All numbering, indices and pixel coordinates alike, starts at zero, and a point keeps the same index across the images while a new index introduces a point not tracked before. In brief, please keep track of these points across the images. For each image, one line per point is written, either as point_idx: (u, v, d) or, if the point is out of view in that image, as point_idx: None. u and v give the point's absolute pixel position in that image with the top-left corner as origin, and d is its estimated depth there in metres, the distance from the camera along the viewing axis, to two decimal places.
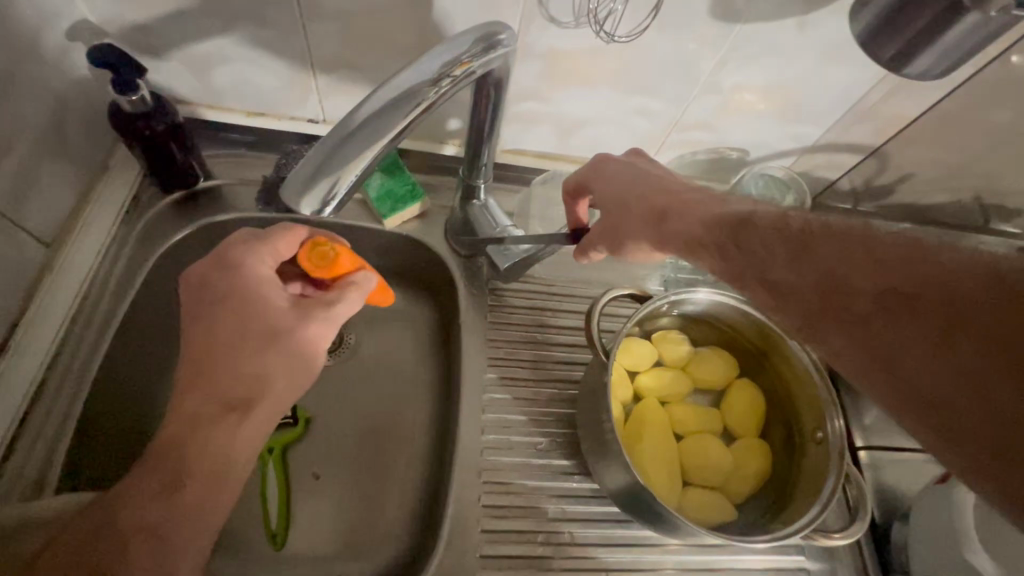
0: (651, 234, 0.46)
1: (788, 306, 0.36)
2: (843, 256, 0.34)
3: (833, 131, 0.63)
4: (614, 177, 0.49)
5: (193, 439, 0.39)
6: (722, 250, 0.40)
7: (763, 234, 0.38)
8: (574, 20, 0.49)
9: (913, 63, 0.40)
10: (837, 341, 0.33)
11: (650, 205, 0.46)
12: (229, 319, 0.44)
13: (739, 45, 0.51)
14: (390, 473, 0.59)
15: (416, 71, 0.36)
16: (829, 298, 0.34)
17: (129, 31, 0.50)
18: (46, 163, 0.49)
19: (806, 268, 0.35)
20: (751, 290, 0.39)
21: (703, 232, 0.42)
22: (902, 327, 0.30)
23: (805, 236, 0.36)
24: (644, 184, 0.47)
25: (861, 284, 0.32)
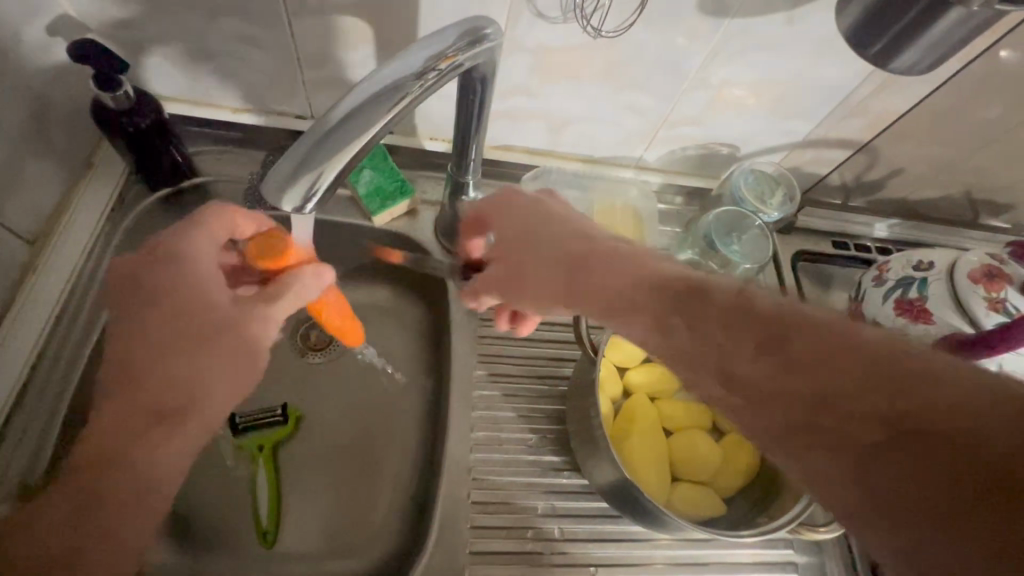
0: (556, 284, 0.39)
1: (758, 415, 0.28)
2: (851, 372, 0.25)
3: (823, 127, 0.62)
4: (519, 213, 0.43)
5: (115, 456, 0.38)
6: (667, 325, 0.32)
7: (713, 315, 0.31)
8: (561, 16, 0.48)
9: (897, 60, 0.40)
10: (823, 467, 0.26)
11: (566, 249, 0.39)
12: (160, 316, 0.43)
13: (728, 39, 0.51)
14: (380, 470, 0.59)
15: (400, 65, 0.35)
16: (812, 419, 0.26)
17: (114, 26, 0.49)
18: (28, 160, 0.48)
19: (793, 373, 0.27)
20: (707, 383, 0.31)
21: (631, 294, 0.34)
22: (933, 474, 0.22)
23: (784, 327, 0.28)
24: (558, 232, 0.41)
25: (863, 404, 0.25)
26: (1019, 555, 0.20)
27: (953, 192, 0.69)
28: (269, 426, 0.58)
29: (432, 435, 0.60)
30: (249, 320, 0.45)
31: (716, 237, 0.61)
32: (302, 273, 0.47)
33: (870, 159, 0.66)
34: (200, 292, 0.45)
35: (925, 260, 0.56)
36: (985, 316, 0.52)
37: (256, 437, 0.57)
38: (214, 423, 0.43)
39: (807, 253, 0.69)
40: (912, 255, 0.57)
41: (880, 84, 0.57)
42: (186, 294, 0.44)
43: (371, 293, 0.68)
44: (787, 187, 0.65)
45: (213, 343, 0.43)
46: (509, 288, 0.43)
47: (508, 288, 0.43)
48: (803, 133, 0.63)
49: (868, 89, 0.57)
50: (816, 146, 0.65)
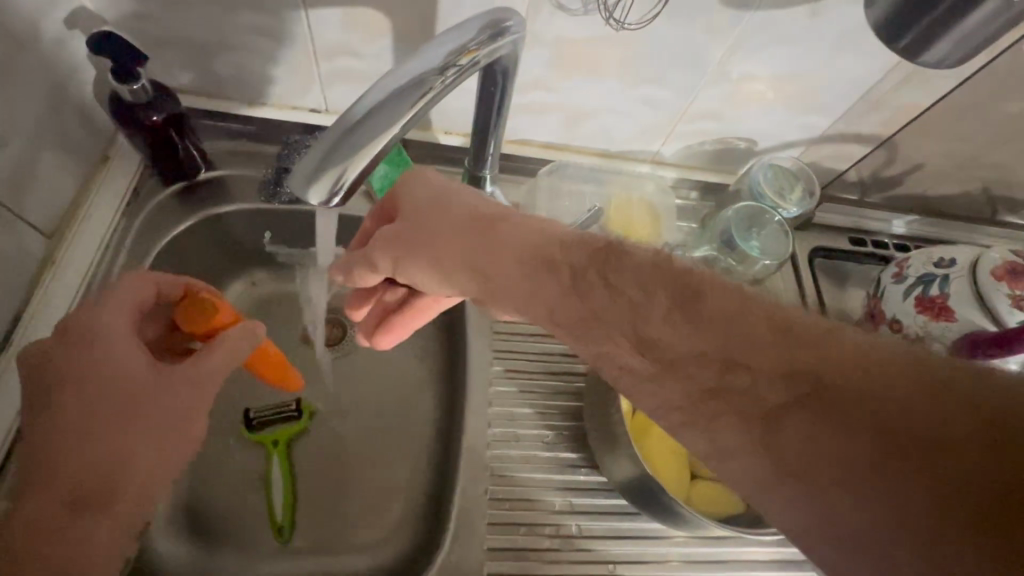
0: (473, 257, 0.41)
1: (674, 378, 0.32)
2: (754, 339, 0.30)
3: (844, 122, 0.61)
4: (423, 192, 0.44)
5: (33, 556, 0.35)
6: (586, 289, 0.37)
7: (630, 282, 0.36)
8: (582, 7, 0.48)
9: (930, 51, 0.40)
10: (741, 437, 0.30)
11: (478, 225, 0.42)
12: (73, 397, 0.39)
13: (749, 32, 0.50)
14: (394, 466, 0.59)
15: (423, 59, 0.35)
16: (727, 381, 0.30)
17: (131, 16, 0.49)
18: (44, 153, 0.48)
19: (698, 332, 0.32)
20: (619, 343, 0.35)
21: (551, 254, 0.39)
22: (833, 438, 0.27)
23: (697, 290, 0.34)
24: (462, 210, 0.43)
25: (769, 369, 0.29)
26: (893, 508, 0.25)
27: (971, 189, 0.68)
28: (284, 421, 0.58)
29: (446, 431, 0.59)
30: (177, 390, 0.42)
31: (735, 233, 0.60)
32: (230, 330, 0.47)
33: (889, 155, 0.65)
34: (116, 371, 0.41)
35: (947, 257, 0.55)
36: (1008, 314, 0.51)
37: (271, 432, 0.58)
38: (145, 505, 0.40)
39: (823, 249, 0.69)
40: (934, 252, 0.56)
41: (902, 79, 0.56)
42: (99, 372, 0.40)
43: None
44: (806, 183, 0.64)
45: (135, 422, 0.41)
46: (410, 263, 0.43)
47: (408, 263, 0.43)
48: (823, 128, 0.62)
49: (890, 83, 0.57)
50: (835, 141, 0.64)
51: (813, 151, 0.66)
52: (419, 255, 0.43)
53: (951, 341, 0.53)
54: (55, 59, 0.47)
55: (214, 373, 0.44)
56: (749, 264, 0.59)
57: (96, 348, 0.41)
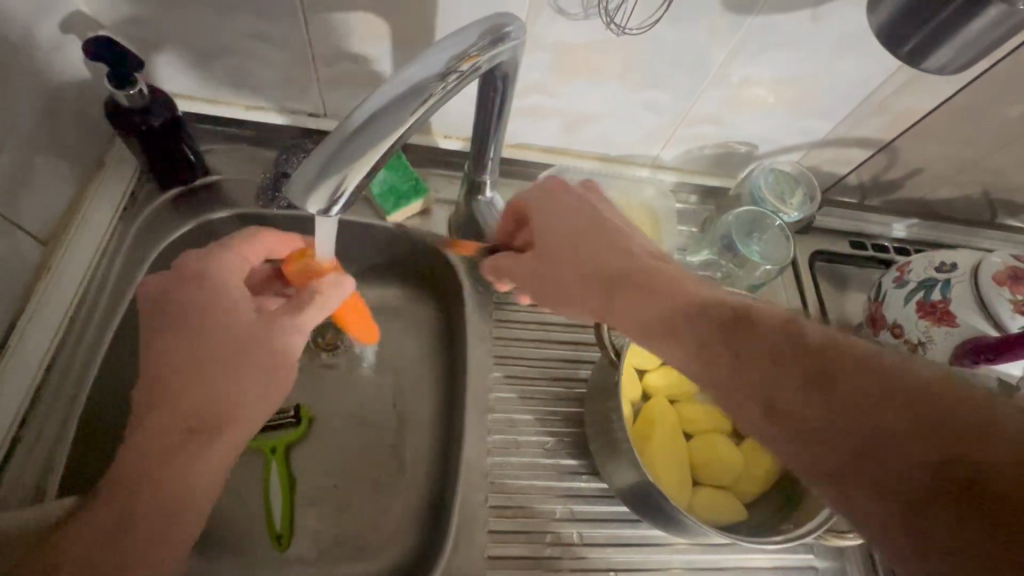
0: (584, 287, 0.41)
1: (806, 453, 0.30)
2: (894, 414, 0.28)
3: (844, 126, 0.61)
4: (550, 212, 0.45)
5: (152, 474, 0.39)
6: (710, 354, 0.35)
7: (768, 355, 0.32)
8: (582, 12, 0.47)
9: (933, 57, 0.39)
10: (848, 499, 0.28)
11: (596, 258, 0.42)
12: (192, 330, 0.44)
13: (750, 37, 0.50)
14: (393, 472, 0.59)
15: (423, 66, 0.34)
16: (862, 459, 0.28)
17: (127, 21, 0.48)
18: (41, 159, 0.47)
19: (833, 409, 0.29)
20: (749, 415, 0.32)
21: (671, 314, 0.37)
22: (953, 522, 0.25)
23: (834, 364, 0.30)
24: (592, 240, 0.42)
25: (891, 442, 0.27)
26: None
27: (971, 193, 0.68)
28: (282, 427, 0.58)
29: (446, 438, 0.59)
30: (279, 335, 0.46)
31: (735, 236, 0.60)
32: (326, 284, 0.49)
33: (890, 159, 0.65)
34: (228, 311, 0.45)
35: (948, 261, 0.55)
36: (1009, 319, 0.51)
37: (269, 439, 0.57)
38: (250, 434, 0.44)
39: (824, 253, 0.69)
40: (934, 256, 0.56)
41: (903, 83, 0.56)
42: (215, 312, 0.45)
43: (385, 293, 0.67)
44: (806, 187, 0.64)
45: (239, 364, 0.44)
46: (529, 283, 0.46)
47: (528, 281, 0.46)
48: (823, 132, 0.62)
49: (891, 87, 0.56)
50: (835, 146, 0.64)
51: (813, 155, 0.66)
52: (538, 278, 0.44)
53: (953, 347, 0.53)
54: (51, 65, 0.47)
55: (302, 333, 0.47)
56: (749, 268, 0.59)
57: (213, 291, 0.45)
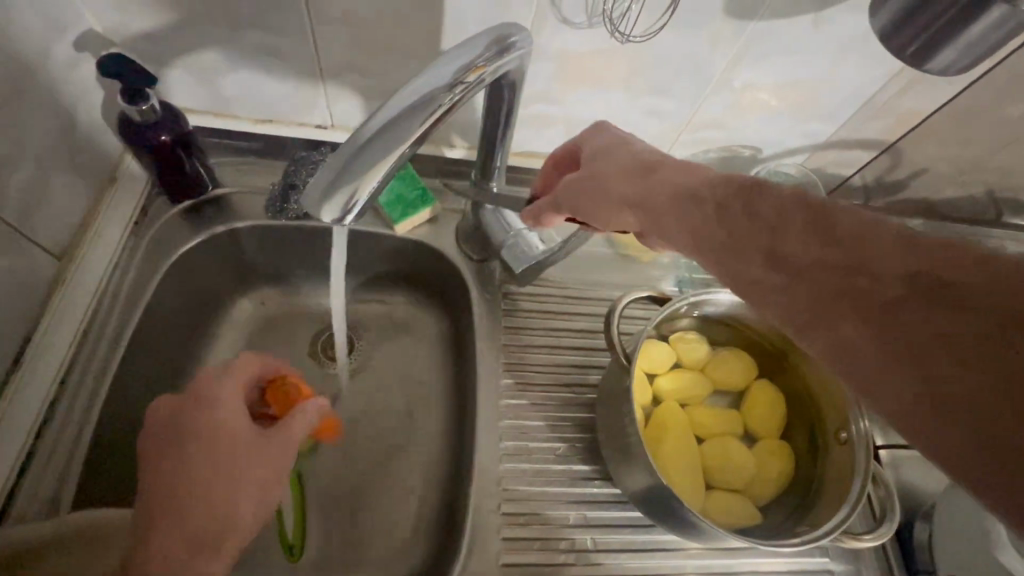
0: (623, 191, 0.42)
1: (798, 286, 0.32)
2: (876, 241, 0.31)
3: (848, 128, 0.62)
4: (600, 141, 0.46)
5: None
6: (727, 219, 0.36)
7: (784, 216, 0.34)
8: (586, 21, 0.48)
9: (937, 58, 0.40)
10: (829, 321, 0.30)
11: (636, 161, 0.42)
12: (194, 445, 0.40)
13: (753, 43, 0.51)
14: (405, 480, 0.59)
15: (430, 78, 0.35)
16: (848, 279, 0.30)
17: (137, 37, 0.49)
18: (55, 175, 0.48)
19: (826, 243, 0.32)
20: (751, 263, 0.35)
21: (699, 188, 0.38)
22: (922, 319, 0.27)
23: (832, 211, 0.33)
24: (626, 150, 0.44)
25: (884, 269, 0.29)
26: (951, 357, 0.26)
27: (977, 192, 0.68)
28: None
29: (456, 445, 0.59)
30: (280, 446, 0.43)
31: None
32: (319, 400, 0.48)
33: (894, 160, 0.65)
34: (227, 427, 0.41)
35: None
36: None
37: None
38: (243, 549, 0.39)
39: None
40: None
41: (906, 85, 0.56)
42: (216, 426, 0.41)
43: (393, 302, 0.68)
44: (812, 188, 0.64)
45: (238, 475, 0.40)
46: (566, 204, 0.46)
47: (567, 203, 0.45)
48: (826, 135, 0.63)
49: (894, 89, 0.57)
50: (839, 148, 0.65)
51: (817, 157, 0.66)
52: (580, 197, 0.44)
53: None
54: (64, 84, 0.47)
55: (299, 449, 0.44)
56: None
57: (216, 407, 0.42)
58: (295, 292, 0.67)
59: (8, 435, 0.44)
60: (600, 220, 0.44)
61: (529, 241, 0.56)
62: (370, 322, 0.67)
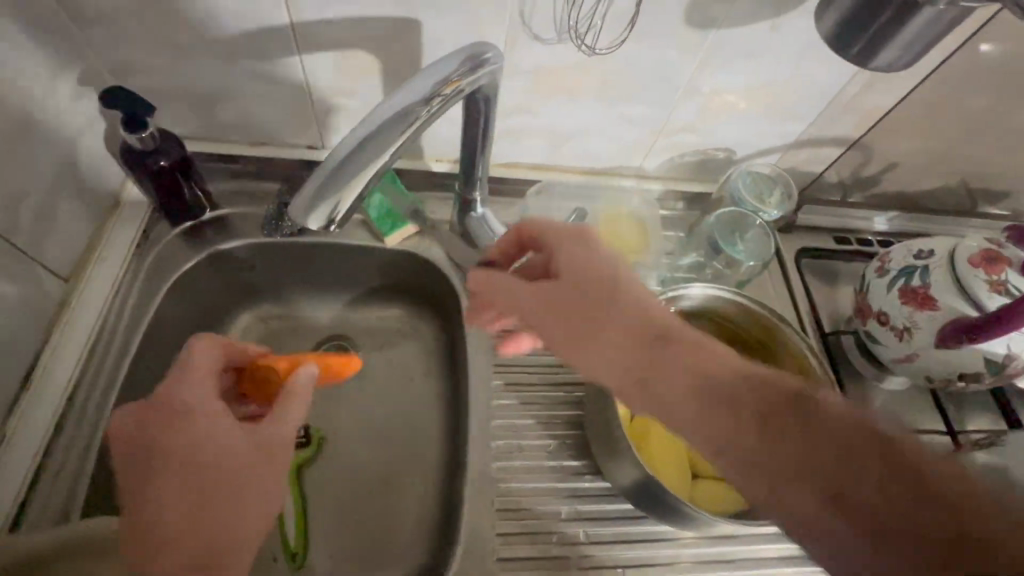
0: (629, 361, 0.37)
1: (857, 534, 0.27)
2: (949, 496, 0.26)
3: (816, 126, 0.64)
4: (594, 263, 0.42)
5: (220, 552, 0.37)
6: (766, 425, 0.32)
7: (835, 428, 0.30)
8: (556, 37, 0.51)
9: (879, 56, 0.42)
10: None
11: (654, 324, 0.38)
12: (182, 468, 0.39)
13: (715, 50, 0.54)
14: (404, 486, 0.60)
15: (409, 92, 0.38)
16: (928, 548, 0.25)
17: (137, 69, 0.52)
18: (62, 201, 0.51)
19: (888, 484, 0.27)
20: (796, 491, 0.29)
21: (726, 382, 0.34)
22: None
23: (890, 441, 0.29)
24: (631, 306, 0.39)
25: (968, 533, 0.25)
26: None
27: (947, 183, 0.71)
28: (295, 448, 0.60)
29: (453, 450, 0.61)
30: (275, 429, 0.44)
31: (719, 238, 0.62)
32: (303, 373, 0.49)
33: (864, 156, 0.68)
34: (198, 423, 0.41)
35: (927, 248, 0.57)
36: (987, 299, 0.52)
37: None
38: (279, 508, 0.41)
39: (809, 250, 0.71)
40: (914, 245, 0.58)
41: (867, 82, 0.59)
42: (194, 445, 0.40)
43: (388, 313, 0.70)
44: (784, 188, 0.67)
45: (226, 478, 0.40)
46: (549, 316, 0.42)
47: (547, 319, 0.42)
48: (797, 134, 0.65)
49: (857, 87, 0.59)
50: (810, 146, 0.67)
51: (789, 156, 0.69)
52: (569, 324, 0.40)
53: (937, 330, 0.54)
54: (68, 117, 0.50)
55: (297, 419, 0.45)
56: (736, 268, 0.62)
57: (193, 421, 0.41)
58: (292, 308, 0.69)
59: (16, 452, 0.46)
60: (588, 362, 0.39)
61: None
62: (366, 335, 0.70)
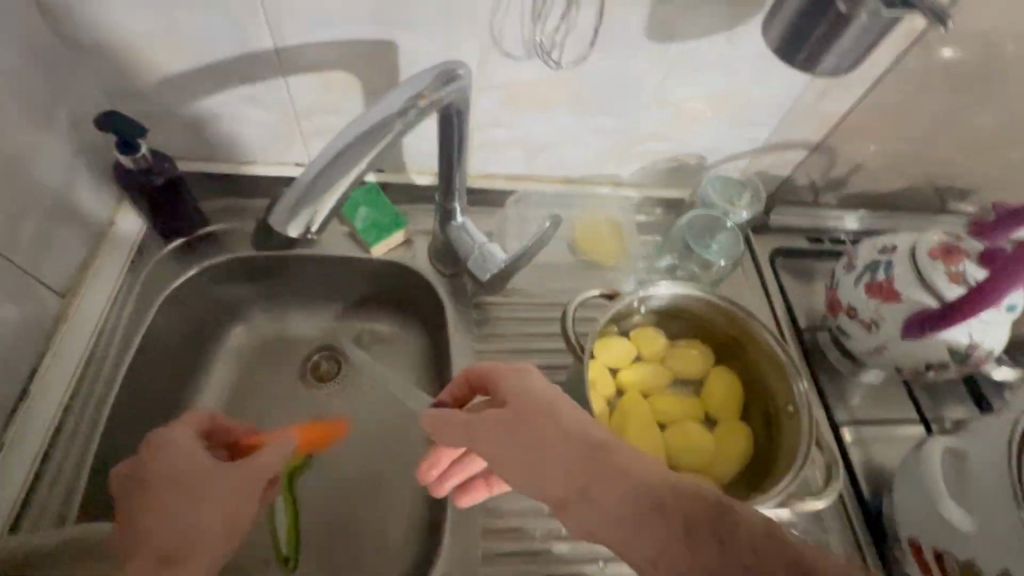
0: (573, 487, 0.40)
1: None
2: None
3: (781, 131, 0.67)
4: (533, 393, 0.44)
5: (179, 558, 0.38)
6: (696, 546, 0.36)
7: (750, 543, 0.35)
8: (525, 53, 0.54)
9: (823, 63, 0.45)
10: None
11: (585, 441, 0.41)
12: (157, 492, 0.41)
13: (677, 63, 0.57)
14: (394, 490, 0.62)
15: (383, 106, 0.40)
16: None
17: (130, 94, 0.55)
18: (60, 220, 0.53)
19: None
20: None
21: (654, 504, 0.38)
22: None
23: (800, 553, 0.34)
24: (569, 432, 0.42)
25: None
26: None
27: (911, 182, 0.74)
28: None
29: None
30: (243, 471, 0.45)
31: (692, 240, 0.67)
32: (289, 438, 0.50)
33: (830, 158, 0.71)
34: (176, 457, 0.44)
35: (892, 244, 0.59)
36: (948, 291, 0.54)
37: None
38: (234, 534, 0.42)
39: (783, 250, 0.74)
40: (879, 241, 0.60)
41: (825, 88, 0.62)
42: (173, 470, 0.43)
43: (376, 323, 0.72)
44: (752, 190, 0.71)
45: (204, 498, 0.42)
46: (502, 448, 0.43)
47: (494, 451, 0.43)
48: (763, 138, 0.68)
49: (815, 93, 0.62)
50: (777, 150, 0.70)
51: (759, 161, 0.71)
52: (521, 456, 0.42)
53: (902, 322, 0.56)
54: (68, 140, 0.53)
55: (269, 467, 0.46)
56: (712, 270, 0.66)
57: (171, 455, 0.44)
58: (283, 320, 0.71)
59: (14, 461, 0.48)
60: (537, 487, 0.41)
61: (491, 251, 0.60)
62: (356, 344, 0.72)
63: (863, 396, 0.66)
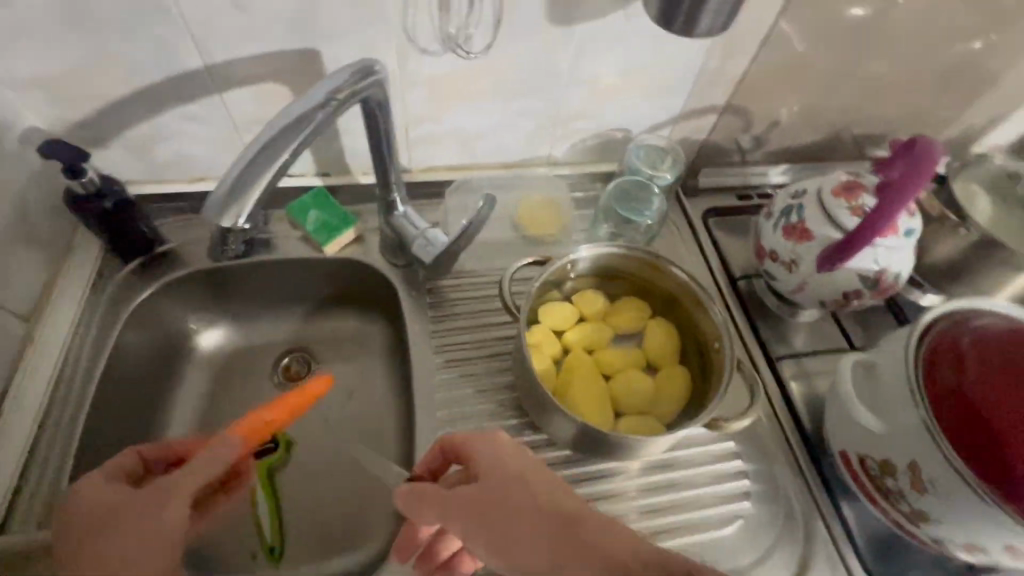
0: (530, 552, 0.50)
1: None
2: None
3: (693, 97, 0.77)
4: (504, 465, 0.54)
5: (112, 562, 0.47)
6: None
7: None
8: (440, 49, 0.63)
9: (698, 25, 0.51)
10: None
11: (556, 511, 0.51)
12: (79, 520, 0.50)
13: (578, 43, 0.65)
14: (370, 464, 0.73)
15: (305, 99, 0.47)
16: None
17: (85, 125, 0.63)
18: (21, 245, 0.61)
19: None
20: None
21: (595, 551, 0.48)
22: None
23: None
24: (526, 498, 0.52)
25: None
26: None
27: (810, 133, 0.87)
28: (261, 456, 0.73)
29: (405, 426, 0.73)
30: (175, 478, 0.54)
31: (624, 211, 0.78)
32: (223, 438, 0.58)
33: (744, 117, 0.82)
34: (90, 481, 0.53)
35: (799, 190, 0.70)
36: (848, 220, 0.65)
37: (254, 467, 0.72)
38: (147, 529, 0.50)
39: (714, 209, 0.88)
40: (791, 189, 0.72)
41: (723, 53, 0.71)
42: (91, 495, 0.52)
43: (345, 312, 0.82)
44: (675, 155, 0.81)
45: (122, 510, 0.51)
46: (471, 517, 0.52)
47: (465, 518, 0.53)
48: (680, 107, 0.78)
49: (716, 59, 0.72)
50: (693, 116, 0.80)
51: (680, 128, 0.81)
52: (488, 523, 0.52)
53: (815, 257, 0.67)
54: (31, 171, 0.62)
55: (198, 461, 0.55)
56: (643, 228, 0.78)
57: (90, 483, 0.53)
58: (247, 329, 0.80)
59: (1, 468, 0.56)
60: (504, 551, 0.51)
61: (435, 236, 0.68)
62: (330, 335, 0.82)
63: (800, 338, 0.80)
